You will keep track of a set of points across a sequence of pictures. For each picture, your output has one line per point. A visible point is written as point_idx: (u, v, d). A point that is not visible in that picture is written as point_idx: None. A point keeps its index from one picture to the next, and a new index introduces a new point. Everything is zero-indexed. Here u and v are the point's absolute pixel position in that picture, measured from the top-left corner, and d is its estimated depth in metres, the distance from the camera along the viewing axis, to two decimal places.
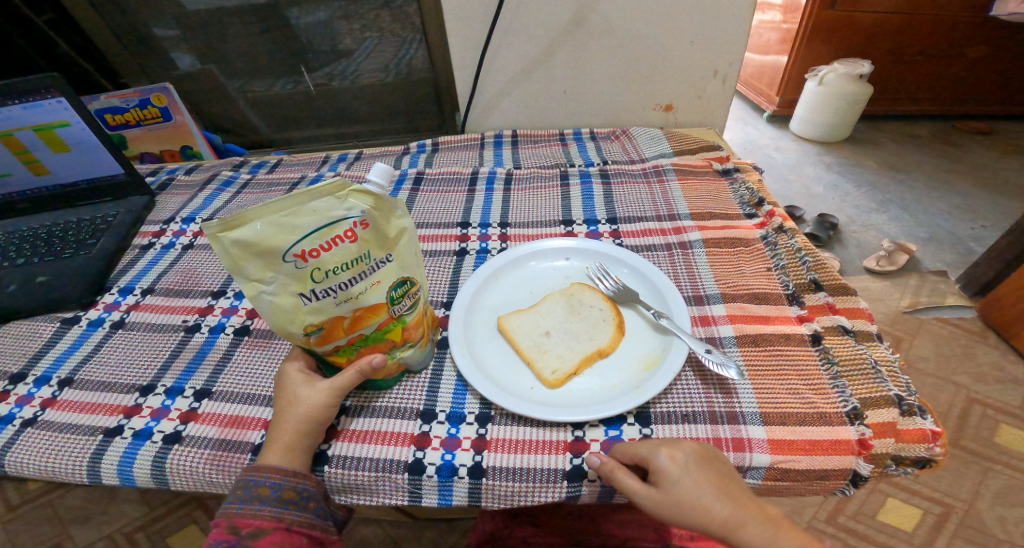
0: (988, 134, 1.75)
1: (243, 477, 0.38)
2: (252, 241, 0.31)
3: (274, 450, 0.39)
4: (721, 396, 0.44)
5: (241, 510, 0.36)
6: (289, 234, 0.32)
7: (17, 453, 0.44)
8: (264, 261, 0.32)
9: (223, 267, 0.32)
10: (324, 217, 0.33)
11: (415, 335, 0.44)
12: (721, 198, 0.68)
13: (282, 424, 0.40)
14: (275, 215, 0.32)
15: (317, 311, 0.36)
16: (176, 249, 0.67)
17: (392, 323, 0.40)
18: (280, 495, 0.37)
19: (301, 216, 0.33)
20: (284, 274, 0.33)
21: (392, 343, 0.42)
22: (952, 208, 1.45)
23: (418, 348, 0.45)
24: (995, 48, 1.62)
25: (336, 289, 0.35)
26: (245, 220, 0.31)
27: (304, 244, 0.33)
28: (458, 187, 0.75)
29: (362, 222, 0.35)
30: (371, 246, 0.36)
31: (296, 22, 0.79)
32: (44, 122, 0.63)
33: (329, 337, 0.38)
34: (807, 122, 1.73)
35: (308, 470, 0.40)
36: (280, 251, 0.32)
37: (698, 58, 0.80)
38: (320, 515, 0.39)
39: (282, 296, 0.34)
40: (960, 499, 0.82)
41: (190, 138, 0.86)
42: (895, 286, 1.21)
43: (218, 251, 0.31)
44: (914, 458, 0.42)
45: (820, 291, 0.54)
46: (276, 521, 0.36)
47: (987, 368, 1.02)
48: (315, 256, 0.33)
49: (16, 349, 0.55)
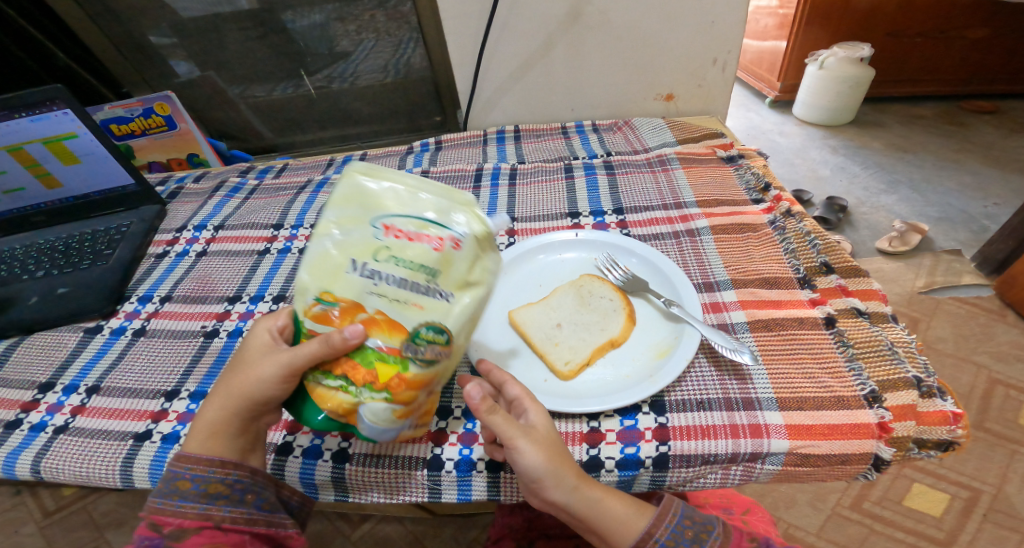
0: (994, 113, 1.70)
1: (168, 469, 0.38)
2: (371, 193, 0.35)
3: (196, 433, 0.38)
4: (736, 383, 0.44)
5: (161, 507, 0.36)
6: (398, 207, 0.35)
7: (54, 458, 0.46)
8: (364, 213, 0.35)
9: (335, 196, 0.36)
10: (434, 214, 0.35)
11: (403, 394, 0.32)
12: (728, 183, 0.68)
13: (214, 400, 0.39)
14: (407, 189, 0.36)
15: (347, 284, 0.33)
16: (191, 257, 0.69)
17: (393, 355, 0.32)
18: (207, 489, 0.37)
19: (421, 201, 0.35)
20: (364, 234, 0.34)
21: (372, 378, 0.32)
22: (965, 185, 1.41)
23: (388, 409, 0.32)
24: (996, 30, 1.58)
25: (381, 279, 0.33)
26: (382, 178, 0.36)
27: (400, 222, 0.34)
28: (463, 184, 0.75)
29: (456, 241, 0.34)
30: (444, 270, 0.34)
31: (292, 26, 0.80)
32: (53, 134, 0.64)
33: (335, 315, 0.33)
34: (810, 106, 1.69)
35: (241, 458, 0.39)
36: (380, 213, 0.35)
37: (697, 47, 0.79)
38: (262, 507, 0.39)
39: (341, 252, 0.34)
40: (988, 483, 0.81)
41: (196, 145, 0.87)
42: (909, 268, 1.19)
43: (345, 182, 0.36)
44: (936, 441, 0.41)
45: (831, 273, 0.54)
46: (202, 518, 0.36)
47: (1006, 347, 0.99)
48: (397, 238, 0.34)
49: (44, 359, 0.57)
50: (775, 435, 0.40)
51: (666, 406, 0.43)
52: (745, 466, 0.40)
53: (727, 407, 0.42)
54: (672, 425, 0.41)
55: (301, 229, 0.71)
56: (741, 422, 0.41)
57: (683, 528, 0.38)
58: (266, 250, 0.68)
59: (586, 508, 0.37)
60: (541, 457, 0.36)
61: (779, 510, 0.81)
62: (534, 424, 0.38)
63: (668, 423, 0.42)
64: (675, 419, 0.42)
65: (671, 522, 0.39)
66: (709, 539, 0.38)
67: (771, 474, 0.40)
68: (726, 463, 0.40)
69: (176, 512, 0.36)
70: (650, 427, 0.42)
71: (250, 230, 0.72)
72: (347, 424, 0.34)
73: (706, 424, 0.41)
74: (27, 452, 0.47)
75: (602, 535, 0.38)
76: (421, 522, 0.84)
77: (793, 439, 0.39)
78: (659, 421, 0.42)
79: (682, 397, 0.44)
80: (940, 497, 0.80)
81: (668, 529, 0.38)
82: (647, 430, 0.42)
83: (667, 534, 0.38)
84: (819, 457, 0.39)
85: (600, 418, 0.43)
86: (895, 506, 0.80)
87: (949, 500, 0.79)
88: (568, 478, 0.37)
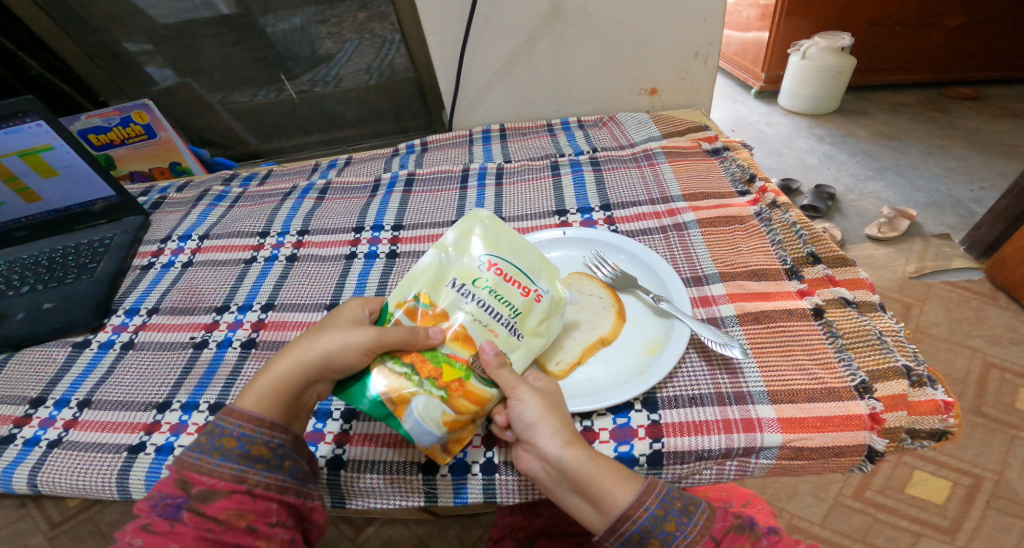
0: (976, 99, 1.70)
1: (212, 423, 0.37)
2: (485, 233, 0.44)
3: (251, 391, 0.38)
4: (728, 377, 0.44)
5: (200, 461, 0.35)
6: (503, 253, 0.44)
7: (49, 472, 0.46)
8: (474, 247, 0.44)
9: (456, 226, 0.45)
10: (528, 268, 0.44)
11: (456, 400, 0.38)
12: (713, 176, 0.67)
13: (285, 357, 0.40)
14: (513, 240, 0.45)
15: (444, 296, 0.42)
16: (176, 268, 0.68)
17: (459, 364, 0.39)
18: (249, 451, 0.36)
19: (522, 255, 0.44)
20: (470, 263, 0.43)
21: (436, 375, 0.38)
22: (951, 170, 1.42)
23: (440, 409, 0.37)
24: (973, 16, 1.57)
25: (473, 303, 0.41)
26: (495, 226, 0.45)
27: (502, 265, 0.43)
28: (450, 185, 0.75)
29: (541, 295, 0.43)
30: (525, 313, 0.42)
31: (272, 30, 0.79)
32: (27, 147, 0.63)
33: (422, 315, 0.41)
34: (795, 96, 1.69)
35: (286, 424, 0.38)
36: (488, 252, 0.43)
37: (677, 39, 0.79)
38: (295, 478, 0.37)
39: (448, 270, 0.43)
40: (989, 469, 0.81)
41: (178, 153, 0.87)
42: (901, 253, 1.19)
43: (467, 220, 0.45)
44: (929, 430, 0.41)
45: (819, 264, 0.54)
46: (236, 481, 0.34)
47: (1000, 331, 0.99)
48: (496, 277, 0.42)
49: (33, 374, 0.56)
50: (768, 429, 0.39)
51: (658, 403, 0.43)
52: (740, 461, 0.40)
53: (719, 402, 0.42)
54: (666, 422, 0.41)
55: (287, 236, 0.70)
56: (734, 416, 0.41)
57: (673, 498, 0.35)
58: (252, 258, 0.68)
59: (580, 464, 0.36)
60: (536, 403, 0.38)
61: (781, 501, 0.81)
62: (537, 384, 0.41)
63: (662, 420, 0.41)
64: (668, 415, 0.42)
65: (662, 491, 0.35)
66: (697, 511, 0.35)
67: (766, 468, 0.40)
68: (720, 459, 0.40)
69: (214, 471, 0.34)
70: (643, 424, 0.42)
71: (236, 238, 0.72)
72: (391, 416, 0.38)
73: (698, 420, 0.41)
74: (22, 467, 0.47)
75: (594, 502, 0.36)
76: (424, 524, 0.84)
77: (786, 433, 0.39)
78: (652, 417, 0.42)
79: (673, 393, 0.43)
80: (942, 483, 0.80)
81: (658, 498, 0.35)
82: (640, 428, 0.41)
83: (657, 504, 0.35)
84: (813, 450, 0.39)
85: (593, 417, 0.43)
86: (897, 494, 0.80)
87: (951, 487, 0.79)
88: (560, 429, 0.37)
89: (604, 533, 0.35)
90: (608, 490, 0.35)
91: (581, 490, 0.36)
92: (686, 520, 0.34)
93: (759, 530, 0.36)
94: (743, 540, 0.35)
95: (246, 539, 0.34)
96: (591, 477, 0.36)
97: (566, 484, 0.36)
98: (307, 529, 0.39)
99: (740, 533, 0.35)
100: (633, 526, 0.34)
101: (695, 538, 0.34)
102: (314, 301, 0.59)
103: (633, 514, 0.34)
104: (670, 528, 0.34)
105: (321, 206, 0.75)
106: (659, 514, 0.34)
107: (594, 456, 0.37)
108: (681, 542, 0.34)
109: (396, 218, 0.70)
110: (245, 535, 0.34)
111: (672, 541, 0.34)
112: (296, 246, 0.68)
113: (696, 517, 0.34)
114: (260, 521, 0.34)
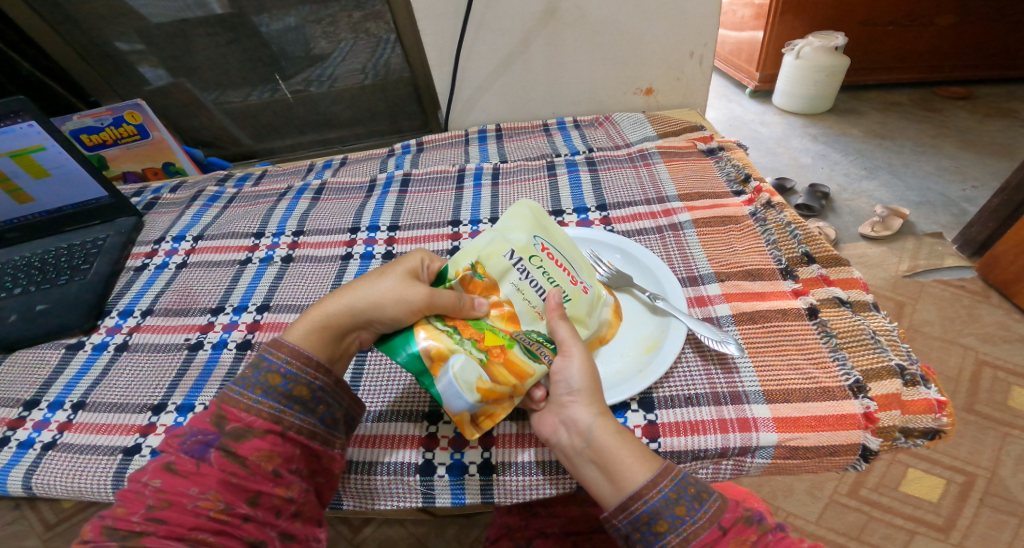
0: (968, 98, 1.71)
1: (260, 355, 0.38)
2: (538, 219, 0.46)
3: (300, 325, 0.40)
4: (723, 376, 0.44)
5: (238, 396, 0.36)
6: (553, 240, 0.46)
7: (43, 475, 0.45)
8: (527, 226, 0.45)
9: (509, 208, 0.46)
10: (575, 261, 0.46)
11: (493, 366, 0.38)
12: (709, 176, 0.68)
13: (341, 297, 0.41)
14: (560, 235, 0.48)
15: (499, 265, 0.43)
16: (171, 269, 0.68)
17: (504, 335, 0.40)
18: (291, 391, 0.37)
19: (568, 248, 0.47)
20: (525, 240, 0.44)
21: (478, 338, 0.39)
22: (943, 169, 1.43)
23: (475, 373, 0.36)
24: (966, 16, 1.58)
25: (526, 278, 0.43)
26: (545, 216, 0.47)
27: (553, 249, 0.45)
28: (446, 186, 0.75)
29: (587, 287, 0.45)
30: (573, 299, 0.44)
31: (266, 30, 0.78)
32: (18, 148, 0.62)
33: (478, 286, 0.42)
34: (790, 96, 1.69)
35: (329, 362, 0.40)
36: (541, 235, 0.45)
37: (671, 39, 0.79)
38: (324, 423, 0.38)
39: (505, 243, 0.43)
40: (982, 466, 0.81)
41: (171, 154, 0.86)
42: (894, 251, 1.20)
43: (519, 205, 0.46)
44: (923, 429, 0.41)
45: (813, 264, 0.54)
46: (274, 420, 0.35)
47: (993, 328, 1.00)
48: (547, 258, 0.44)
49: (26, 376, 0.56)
50: (763, 429, 0.40)
51: (654, 403, 0.43)
52: (735, 461, 0.40)
53: (715, 402, 0.42)
54: (662, 422, 0.41)
55: (283, 236, 0.70)
56: (729, 416, 0.41)
57: (687, 485, 0.34)
58: (248, 259, 0.67)
59: (606, 436, 0.36)
60: (581, 369, 0.39)
61: (778, 499, 0.82)
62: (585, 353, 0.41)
63: (658, 420, 0.42)
64: (664, 415, 0.42)
65: (678, 476, 0.35)
66: (709, 499, 0.34)
67: (761, 467, 0.40)
68: (716, 458, 0.40)
69: (252, 408, 0.35)
70: (639, 425, 0.42)
71: (231, 239, 0.71)
72: (424, 373, 0.37)
73: (693, 420, 0.41)
74: (16, 469, 0.46)
75: (609, 476, 0.35)
76: (422, 523, 0.84)
77: (780, 432, 0.39)
78: (648, 418, 0.42)
79: (669, 393, 0.44)
80: (936, 481, 0.81)
81: (673, 481, 0.34)
82: (637, 428, 0.41)
83: (671, 487, 0.34)
84: (807, 449, 0.39)
85: None
86: (891, 492, 0.81)
87: (945, 484, 0.80)
88: (595, 401, 0.38)
89: (612, 508, 0.34)
90: (626, 465, 0.35)
91: (598, 461, 0.36)
92: (696, 507, 0.33)
93: (766, 524, 0.34)
94: (751, 532, 0.33)
95: (267, 484, 0.34)
96: (612, 448, 0.36)
97: (588, 453, 0.36)
98: (320, 484, 0.38)
99: (748, 525, 0.33)
100: (643, 506, 0.33)
101: (703, 526, 0.33)
102: (310, 302, 0.59)
103: (646, 494, 0.34)
104: (681, 512, 0.33)
105: (316, 207, 0.75)
106: (672, 497, 0.33)
107: (619, 430, 0.37)
108: (689, 528, 0.33)
109: (392, 218, 0.70)
110: (267, 480, 0.34)
111: (681, 526, 0.33)
112: (291, 247, 0.68)
113: (707, 505, 0.33)
114: (284, 467, 0.35)
